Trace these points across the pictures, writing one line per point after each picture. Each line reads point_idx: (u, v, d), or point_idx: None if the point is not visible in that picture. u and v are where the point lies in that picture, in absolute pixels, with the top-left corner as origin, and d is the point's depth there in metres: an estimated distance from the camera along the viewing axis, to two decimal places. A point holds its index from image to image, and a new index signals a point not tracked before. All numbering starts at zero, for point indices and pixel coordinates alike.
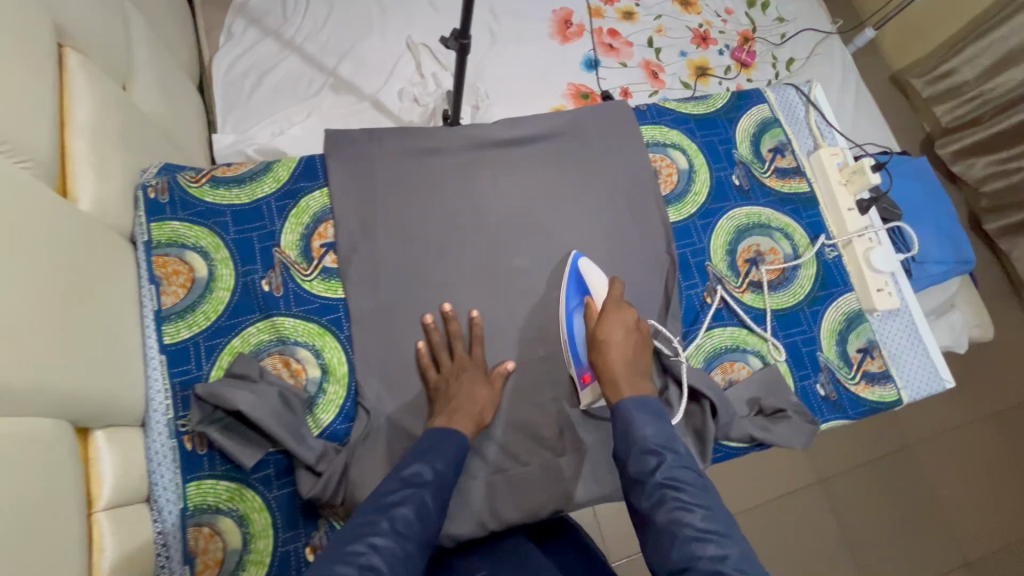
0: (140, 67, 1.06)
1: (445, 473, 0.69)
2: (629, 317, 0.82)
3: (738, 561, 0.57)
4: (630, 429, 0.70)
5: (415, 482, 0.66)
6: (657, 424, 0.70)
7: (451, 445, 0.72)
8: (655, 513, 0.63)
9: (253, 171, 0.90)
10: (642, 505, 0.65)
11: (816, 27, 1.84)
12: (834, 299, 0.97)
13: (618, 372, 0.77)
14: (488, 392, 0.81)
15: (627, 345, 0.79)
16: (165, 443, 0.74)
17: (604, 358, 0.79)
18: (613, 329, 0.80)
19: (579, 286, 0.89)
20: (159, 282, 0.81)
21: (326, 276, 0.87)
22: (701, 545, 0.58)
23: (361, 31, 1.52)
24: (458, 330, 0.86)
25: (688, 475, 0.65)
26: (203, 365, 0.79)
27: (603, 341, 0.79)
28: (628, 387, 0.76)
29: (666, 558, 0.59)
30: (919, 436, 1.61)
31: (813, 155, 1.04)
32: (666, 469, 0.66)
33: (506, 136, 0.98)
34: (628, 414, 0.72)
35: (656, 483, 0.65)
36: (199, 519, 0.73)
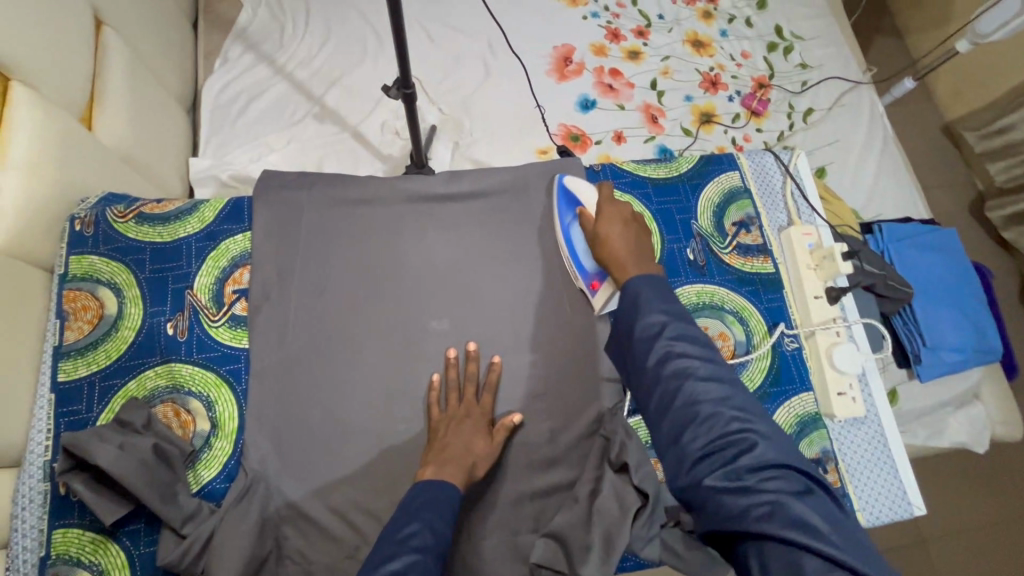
0: (110, 94, 1.09)
1: (443, 536, 0.63)
2: (624, 210, 0.82)
3: (737, 400, 0.63)
4: (638, 302, 0.72)
5: (417, 547, 0.60)
6: (661, 293, 0.72)
7: (444, 501, 0.67)
8: (660, 369, 0.67)
9: (181, 209, 0.89)
10: (648, 361, 0.68)
11: (843, 75, 1.70)
12: (787, 398, 0.86)
13: (622, 258, 0.77)
14: (488, 446, 0.77)
15: (628, 233, 0.79)
16: (35, 486, 0.73)
17: (606, 251, 0.79)
18: (610, 223, 0.80)
19: (570, 200, 0.90)
20: (65, 317, 0.81)
21: (233, 324, 0.84)
22: (705, 391, 0.64)
23: (354, 60, 1.52)
24: (477, 372, 0.83)
25: (692, 333, 0.69)
26: (94, 408, 0.78)
27: (604, 236, 0.79)
28: (635, 269, 0.76)
29: (670, 405, 0.65)
30: (929, 534, 1.41)
31: (783, 232, 0.94)
32: (672, 331, 0.69)
33: (443, 190, 0.94)
34: (634, 288, 0.73)
35: (661, 343, 0.68)
36: (57, 570, 0.71)
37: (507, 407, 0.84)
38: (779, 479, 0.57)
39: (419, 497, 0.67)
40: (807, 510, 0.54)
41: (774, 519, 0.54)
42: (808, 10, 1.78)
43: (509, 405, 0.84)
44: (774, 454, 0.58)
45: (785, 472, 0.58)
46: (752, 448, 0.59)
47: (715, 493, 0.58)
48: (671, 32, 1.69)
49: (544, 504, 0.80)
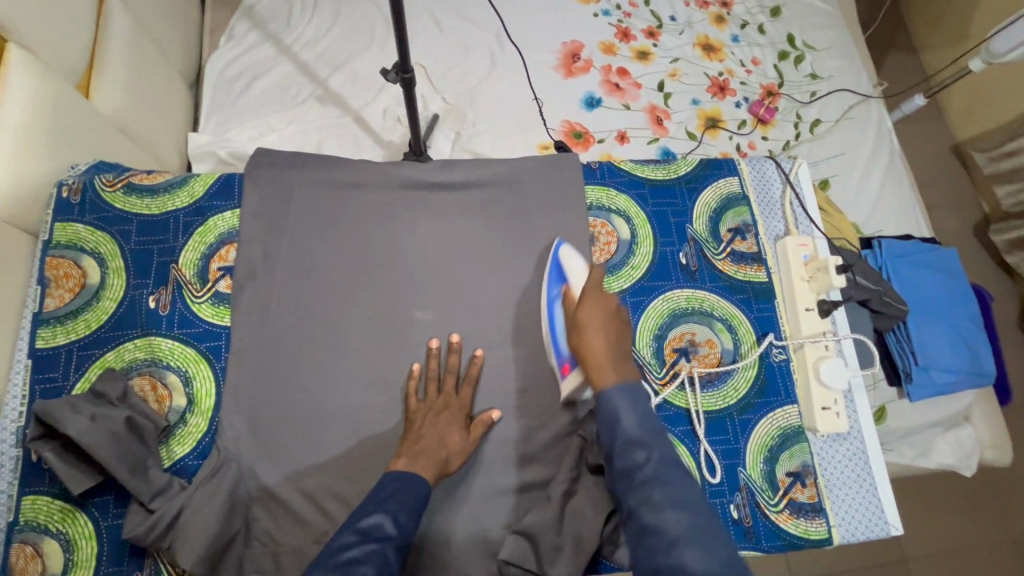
0: (110, 62, 1.08)
1: (407, 527, 0.65)
2: (609, 301, 0.78)
3: (728, 564, 0.58)
4: (617, 423, 0.70)
5: (376, 538, 0.62)
6: (641, 414, 0.70)
7: (412, 494, 0.67)
8: (642, 512, 0.64)
9: (170, 182, 0.88)
10: (629, 503, 0.66)
11: (853, 88, 1.68)
12: (771, 409, 0.85)
13: (602, 358, 0.73)
14: (463, 439, 0.77)
15: (612, 330, 0.75)
16: (8, 451, 0.73)
17: (585, 342, 0.74)
18: (594, 313, 0.75)
19: (560, 274, 0.84)
20: (47, 284, 0.80)
21: (216, 301, 0.84)
22: (689, 543, 0.59)
23: (360, 44, 1.51)
24: (457, 365, 0.82)
25: (673, 472, 0.66)
26: (69, 376, 0.78)
27: (587, 328, 0.74)
28: (615, 375, 0.72)
29: (652, 556, 0.61)
30: (910, 554, 1.40)
31: (779, 241, 0.93)
32: (654, 470, 0.66)
33: (437, 178, 0.92)
34: (613, 405, 0.71)
35: (642, 480, 0.66)
36: (25, 536, 0.71)
37: (486, 402, 0.83)
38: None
39: (387, 486, 0.68)
40: None
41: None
42: (822, 20, 1.76)
43: (490, 400, 0.83)
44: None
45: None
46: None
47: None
48: (682, 34, 1.67)
49: (517, 502, 0.79)
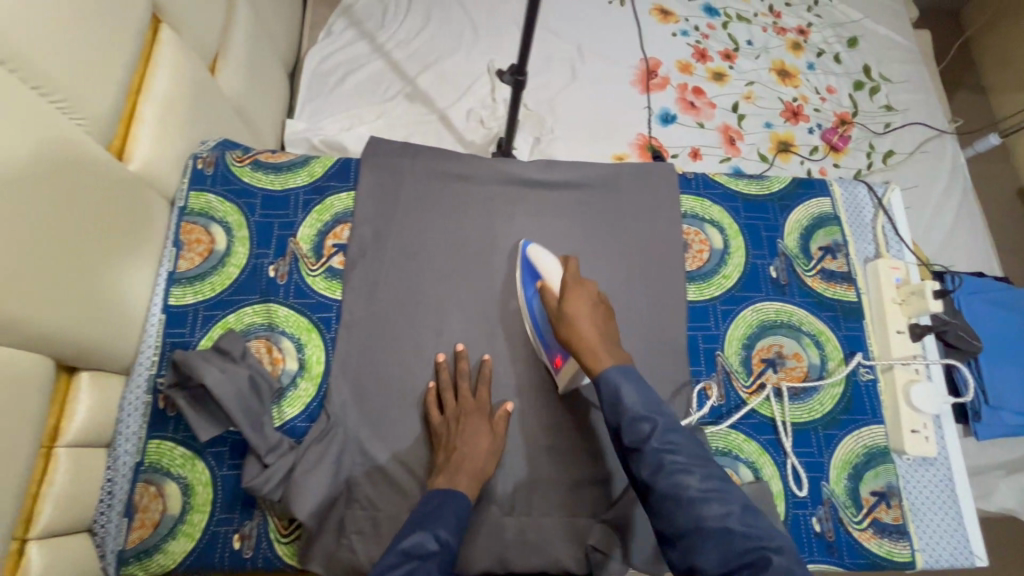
0: (233, 50, 1.16)
1: (448, 543, 0.68)
2: (588, 291, 0.79)
3: (741, 515, 0.62)
4: (618, 400, 0.70)
5: (417, 555, 0.65)
6: (639, 390, 0.71)
7: (450, 510, 0.71)
8: (655, 480, 0.65)
9: (292, 161, 0.94)
10: (643, 475, 0.66)
11: (927, 122, 1.68)
12: (856, 427, 0.85)
13: (593, 345, 0.74)
14: (491, 442, 0.79)
15: (596, 314, 0.76)
16: (140, 397, 0.79)
17: (574, 333, 0.75)
18: (576, 303, 0.77)
19: (534, 271, 0.86)
20: (181, 247, 0.87)
21: (330, 275, 0.89)
22: (706, 506, 0.62)
23: (448, 48, 1.58)
24: (468, 370, 0.84)
25: (678, 435, 0.68)
26: (196, 332, 0.84)
27: (573, 315, 0.76)
28: (608, 357, 0.73)
29: (672, 522, 0.63)
30: None
31: (871, 263, 0.94)
32: (659, 439, 0.67)
33: (539, 177, 0.97)
34: (614, 383, 0.71)
35: (652, 448, 0.66)
36: (149, 477, 0.77)
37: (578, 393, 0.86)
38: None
39: (425, 506, 0.71)
40: None
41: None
42: (899, 54, 1.77)
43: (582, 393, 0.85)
44: (790, 565, 0.57)
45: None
46: (770, 564, 0.58)
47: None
48: (758, 58, 1.70)
49: (604, 494, 0.81)
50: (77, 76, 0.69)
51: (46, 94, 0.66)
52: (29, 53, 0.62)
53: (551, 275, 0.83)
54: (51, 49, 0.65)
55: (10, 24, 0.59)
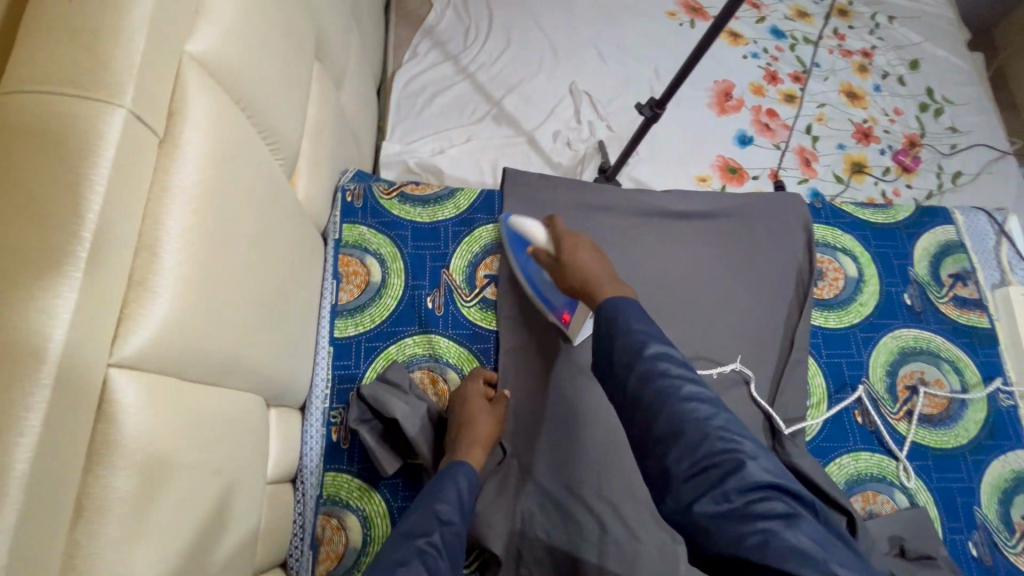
0: (350, 76, 1.18)
1: (454, 521, 0.66)
2: (582, 239, 0.80)
3: (723, 419, 0.61)
4: (614, 325, 0.68)
5: (418, 533, 0.62)
6: (639, 315, 0.69)
7: (450, 483, 0.69)
8: (641, 389, 0.63)
9: (439, 194, 0.96)
10: (629, 384, 0.64)
11: (992, 143, 1.72)
12: (1002, 452, 0.88)
13: (595, 281, 0.75)
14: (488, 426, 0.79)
15: (594, 256, 0.78)
16: (319, 430, 0.80)
17: (575, 276, 0.77)
18: (575, 250, 0.78)
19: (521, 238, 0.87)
20: (340, 279, 0.88)
21: (484, 306, 0.91)
22: (691, 412, 0.60)
23: (530, 70, 1.60)
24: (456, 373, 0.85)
25: (671, 352, 0.65)
26: (361, 364, 0.85)
27: (572, 260, 0.77)
28: (609, 290, 0.74)
29: (653, 426, 0.61)
30: None
31: (1000, 290, 0.97)
32: (653, 353, 0.64)
33: (675, 207, 0.99)
34: (614, 311, 0.70)
35: (642, 360, 0.64)
36: (330, 509, 0.77)
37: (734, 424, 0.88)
38: (770, 502, 0.55)
39: (429, 490, 0.69)
40: (797, 534, 0.53)
41: (770, 553, 0.52)
42: (960, 76, 1.82)
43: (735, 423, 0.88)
44: (763, 474, 0.56)
45: (775, 492, 0.56)
46: (742, 470, 0.56)
47: (702, 515, 0.56)
48: (827, 80, 1.74)
49: None
50: (281, 116, 0.70)
51: (263, 136, 0.67)
52: (256, 97, 0.63)
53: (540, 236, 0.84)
54: (268, 91, 0.65)
55: (249, 74, 0.61)
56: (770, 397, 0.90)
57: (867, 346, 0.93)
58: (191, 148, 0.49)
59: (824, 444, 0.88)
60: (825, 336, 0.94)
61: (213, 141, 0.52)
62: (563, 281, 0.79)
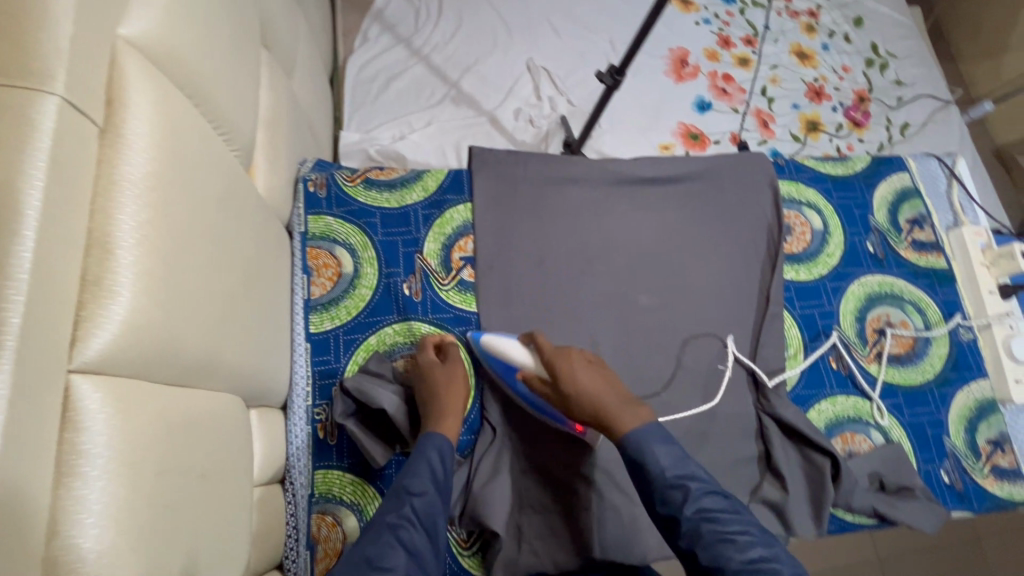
0: (300, 63, 1.13)
1: (431, 496, 0.65)
2: (574, 356, 0.73)
3: None
4: (645, 468, 0.65)
5: (389, 512, 0.62)
6: (669, 451, 0.65)
7: (421, 458, 0.68)
8: (694, 551, 0.60)
9: (405, 177, 0.93)
10: (681, 546, 0.61)
11: (934, 94, 1.79)
12: (966, 383, 0.93)
13: (606, 409, 0.69)
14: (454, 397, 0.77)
15: (592, 374, 0.72)
16: (303, 429, 0.77)
17: (583, 405, 0.70)
18: (576, 379, 0.71)
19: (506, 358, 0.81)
20: (310, 273, 0.85)
21: (462, 288, 0.89)
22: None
23: (485, 48, 1.57)
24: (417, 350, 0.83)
25: (716, 501, 0.62)
26: (341, 358, 0.82)
27: (570, 389, 0.71)
28: (626, 416, 0.68)
29: None
30: None
31: (954, 231, 1.01)
32: (696, 509, 0.61)
33: (644, 174, 0.99)
34: (639, 449, 0.65)
35: (688, 520, 0.61)
36: (324, 507, 0.76)
37: (717, 381, 0.90)
38: None
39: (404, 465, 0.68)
40: None
41: None
42: (901, 31, 1.88)
43: (718, 380, 0.90)
44: None
45: None
46: None
47: None
48: (778, 42, 1.76)
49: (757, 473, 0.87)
50: (232, 103, 0.66)
51: (214, 124, 0.63)
52: (203, 81, 0.59)
53: (527, 362, 0.77)
54: (215, 75, 0.61)
55: (193, 57, 0.57)
56: (750, 352, 0.92)
57: (835, 294, 0.96)
58: (136, 135, 0.46)
59: (804, 391, 0.91)
60: (797, 290, 0.96)
61: (160, 128, 0.48)
62: (569, 409, 0.72)
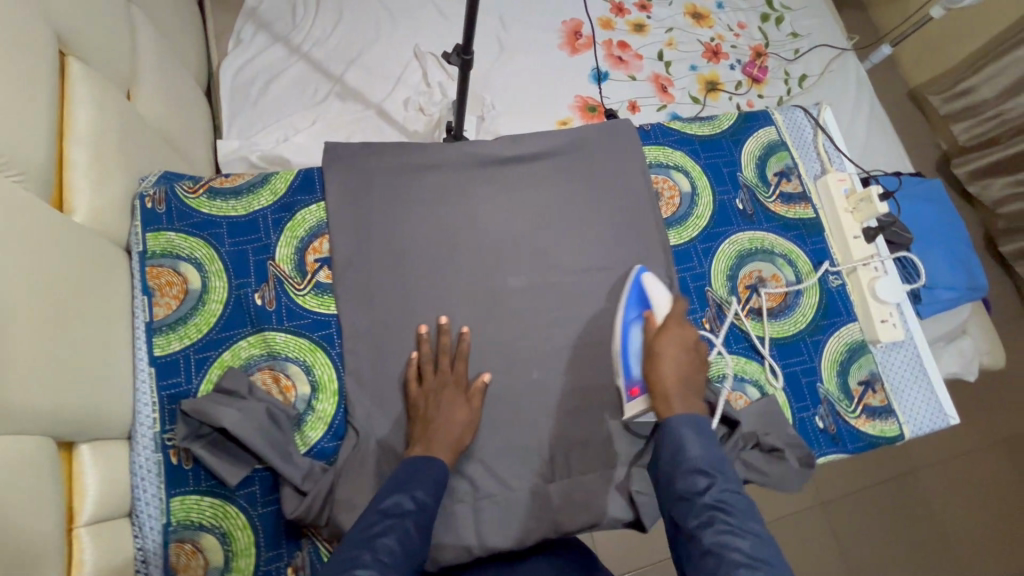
0: (144, 73, 1.07)
1: (426, 502, 0.67)
2: (688, 333, 0.78)
3: None
4: (681, 449, 0.68)
5: (395, 512, 0.64)
6: (707, 445, 0.68)
7: (429, 475, 0.70)
8: (701, 533, 0.60)
9: (251, 182, 0.90)
10: (688, 525, 0.62)
11: (830, 43, 1.80)
12: (836, 328, 0.94)
13: (669, 389, 0.73)
14: (467, 416, 0.79)
15: (689, 356, 0.76)
16: (150, 457, 0.74)
17: (657, 373, 0.75)
18: (671, 344, 0.76)
19: (640, 298, 0.86)
20: (152, 293, 0.81)
21: (319, 291, 0.86)
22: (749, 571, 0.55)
23: (368, 39, 1.52)
24: (449, 345, 0.84)
25: (738, 500, 0.63)
26: (192, 379, 0.79)
27: (659, 353, 0.76)
28: (679, 405, 0.72)
29: None
30: (953, 452, 1.52)
31: (820, 180, 1.02)
32: (716, 494, 0.63)
33: (504, 154, 0.97)
34: (678, 431, 0.69)
35: (705, 504, 0.62)
36: (181, 535, 0.73)
37: (592, 353, 0.89)
38: None
39: (402, 472, 0.70)
40: None
41: None
42: None
43: (593, 353, 0.89)
44: None
45: None
46: None
47: None
48: (672, 4, 1.75)
49: (637, 436, 0.86)
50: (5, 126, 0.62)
51: None
52: None
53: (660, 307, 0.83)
54: None
55: None
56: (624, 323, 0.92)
57: (704, 256, 0.96)
58: None
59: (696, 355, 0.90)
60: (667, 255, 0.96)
61: None
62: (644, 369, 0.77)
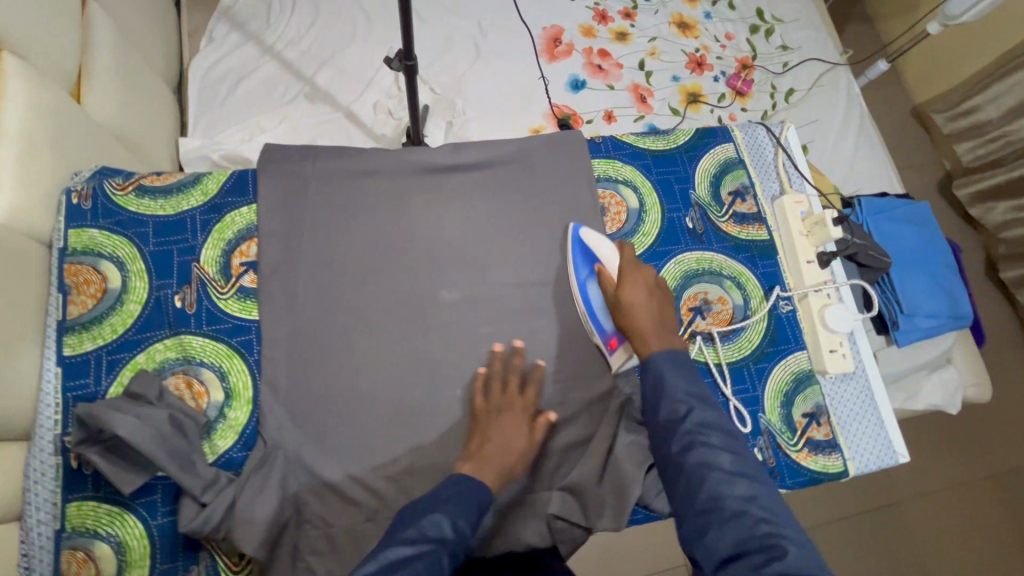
0: (97, 67, 1.06)
1: (465, 531, 0.61)
2: (648, 276, 0.82)
3: (764, 501, 0.59)
4: (661, 381, 0.71)
5: (434, 535, 0.59)
6: (687, 377, 0.71)
7: (474, 497, 0.65)
8: (685, 456, 0.64)
9: (182, 182, 0.89)
10: (673, 451, 0.66)
11: (821, 57, 1.75)
12: (783, 357, 0.90)
13: (647, 330, 0.76)
14: (528, 442, 0.76)
15: (653, 298, 0.80)
16: (47, 460, 0.72)
17: (631, 322, 0.78)
18: (635, 291, 0.80)
19: (587, 256, 0.88)
20: (68, 291, 0.80)
21: (242, 296, 0.85)
22: (729, 487, 0.60)
23: (342, 40, 1.50)
24: (521, 366, 0.83)
25: (716, 420, 0.67)
26: (102, 381, 0.78)
27: (626, 302, 0.79)
28: (658, 342, 0.75)
29: (693, 498, 0.61)
30: (935, 486, 1.44)
31: (776, 201, 0.98)
32: (697, 420, 0.67)
33: (445, 162, 0.94)
34: (659, 368, 0.72)
35: (686, 429, 0.66)
36: (74, 542, 0.71)
37: None
38: None
39: (449, 489, 0.66)
40: None
41: None
42: None
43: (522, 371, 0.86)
44: None
45: None
46: None
47: None
48: (657, 14, 1.71)
49: (559, 460, 0.83)
50: None
51: None
52: None
53: (609, 259, 0.86)
54: None
55: None
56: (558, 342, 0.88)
57: None
58: None
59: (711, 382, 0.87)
60: None
61: None
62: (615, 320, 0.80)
